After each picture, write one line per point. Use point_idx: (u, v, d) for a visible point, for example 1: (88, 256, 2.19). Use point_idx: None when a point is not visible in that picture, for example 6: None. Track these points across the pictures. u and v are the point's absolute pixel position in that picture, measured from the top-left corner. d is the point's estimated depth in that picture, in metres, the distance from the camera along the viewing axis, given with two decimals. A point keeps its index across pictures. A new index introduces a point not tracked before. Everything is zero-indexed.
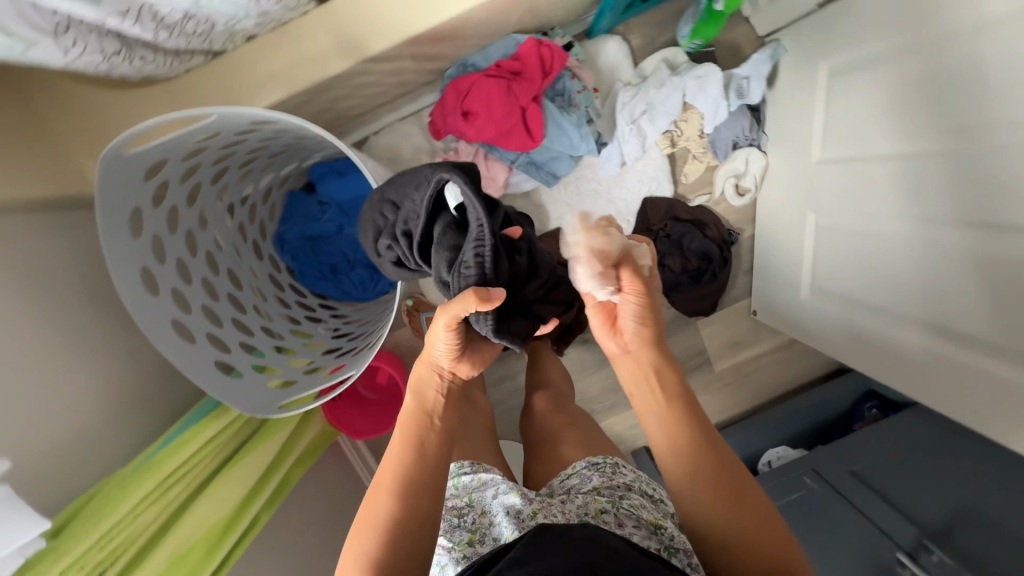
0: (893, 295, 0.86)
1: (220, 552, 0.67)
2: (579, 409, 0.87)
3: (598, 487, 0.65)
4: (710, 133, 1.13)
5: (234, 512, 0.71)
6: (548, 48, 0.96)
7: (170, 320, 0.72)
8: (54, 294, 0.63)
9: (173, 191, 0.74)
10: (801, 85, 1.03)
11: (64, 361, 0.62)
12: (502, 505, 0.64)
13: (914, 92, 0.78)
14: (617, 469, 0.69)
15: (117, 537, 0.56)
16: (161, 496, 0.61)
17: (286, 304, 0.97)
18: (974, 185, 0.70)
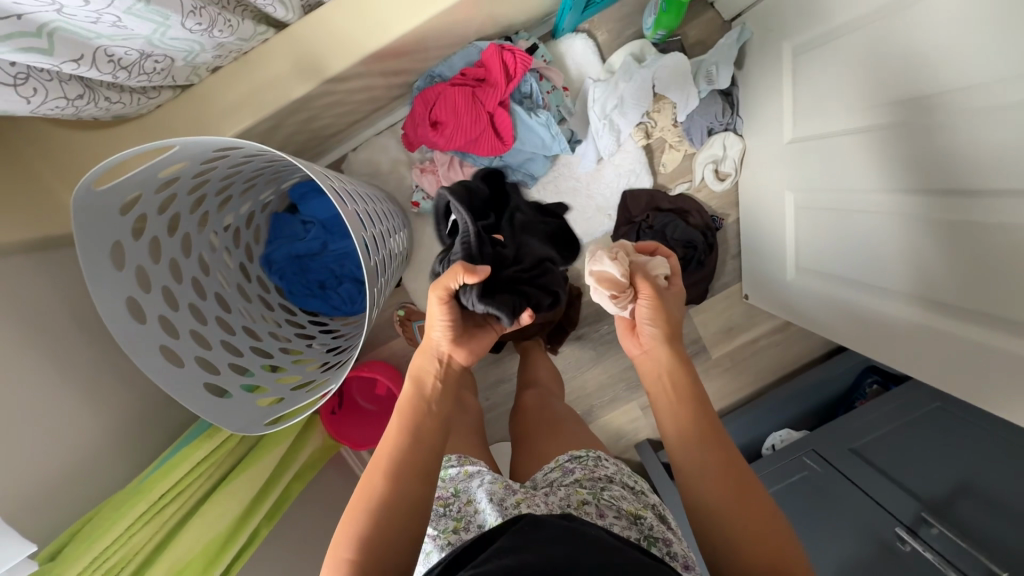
0: (873, 268, 0.85)
1: (219, 567, 0.68)
2: (564, 407, 0.87)
3: (579, 479, 0.66)
4: (683, 121, 1.14)
5: (232, 528, 0.72)
6: (511, 53, 0.97)
7: (159, 346, 0.74)
8: (45, 329, 0.66)
9: (153, 222, 0.76)
10: (769, 66, 1.03)
11: (58, 392, 0.65)
12: (486, 493, 0.65)
13: (874, 63, 0.77)
14: (598, 463, 0.70)
15: (112, 556, 0.58)
16: (156, 515, 0.63)
17: (275, 323, 0.99)
18: (939, 151, 0.69)
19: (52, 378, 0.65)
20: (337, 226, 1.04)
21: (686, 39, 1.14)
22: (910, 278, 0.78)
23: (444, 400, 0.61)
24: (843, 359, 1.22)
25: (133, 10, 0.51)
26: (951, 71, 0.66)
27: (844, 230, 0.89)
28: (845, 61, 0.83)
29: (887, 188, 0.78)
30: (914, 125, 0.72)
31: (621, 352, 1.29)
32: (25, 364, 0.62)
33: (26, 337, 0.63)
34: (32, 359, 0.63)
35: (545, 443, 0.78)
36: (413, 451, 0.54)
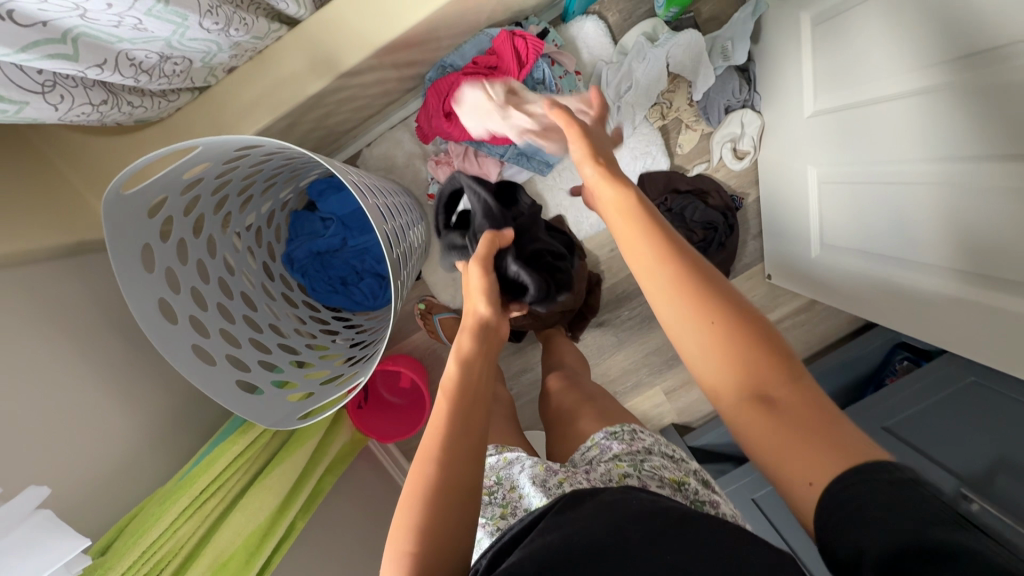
0: (903, 240, 0.83)
1: (261, 557, 0.70)
2: (592, 384, 0.87)
3: (617, 453, 0.65)
4: (699, 100, 1.11)
5: (271, 519, 0.74)
6: (522, 38, 0.96)
7: (191, 345, 0.75)
8: (81, 333, 0.68)
9: (179, 224, 0.78)
10: (786, 39, 1.01)
11: (97, 394, 0.67)
12: (528, 477, 0.66)
13: (904, 26, 0.75)
14: (635, 435, 0.69)
15: (160, 550, 0.60)
16: (198, 510, 0.65)
17: (300, 320, 1.00)
18: (976, 117, 0.67)
19: (92, 380, 0.67)
20: (356, 221, 1.05)
21: (700, 15, 1.12)
22: (945, 247, 0.76)
23: (485, 385, 0.60)
24: (871, 336, 1.20)
25: (153, 12, 0.51)
26: (991, 18, 0.63)
27: (875, 202, 0.86)
28: (869, 29, 0.81)
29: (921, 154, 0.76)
30: (950, 83, 0.69)
31: (643, 338, 1.28)
32: (66, 368, 0.64)
33: (64, 341, 0.65)
34: (72, 362, 0.65)
35: (572, 419, 0.79)
36: (460, 435, 0.53)
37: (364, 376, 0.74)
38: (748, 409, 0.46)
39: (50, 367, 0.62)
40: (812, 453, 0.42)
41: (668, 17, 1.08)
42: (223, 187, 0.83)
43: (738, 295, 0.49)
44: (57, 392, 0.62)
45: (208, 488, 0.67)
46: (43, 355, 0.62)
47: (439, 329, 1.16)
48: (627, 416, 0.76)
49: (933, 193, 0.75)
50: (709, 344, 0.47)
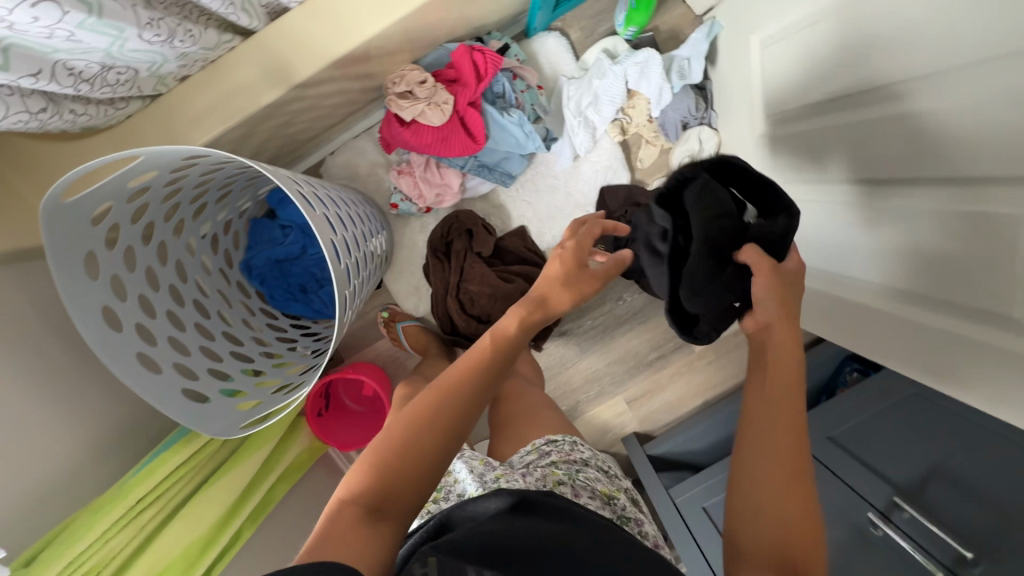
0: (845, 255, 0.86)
1: (199, 567, 0.70)
2: (539, 393, 0.89)
3: (555, 461, 0.67)
4: (657, 117, 1.14)
5: (215, 528, 0.74)
6: (481, 53, 0.98)
7: (136, 353, 0.75)
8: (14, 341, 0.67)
9: (127, 232, 0.77)
10: (739, 60, 1.04)
11: (33, 402, 0.66)
12: (465, 466, 0.69)
13: (846, 52, 0.78)
14: (574, 447, 0.72)
15: (86, 562, 0.60)
16: (132, 521, 0.65)
17: (256, 327, 1.00)
18: (909, 142, 0.70)
19: (29, 389, 0.66)
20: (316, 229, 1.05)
21: (659, 34, 1.14)
22: (885, 263, 0.79)
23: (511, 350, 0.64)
24: (824, 346, 1.23)
25: (86, 25, 0.52)
26: (921, 45, 0.66)
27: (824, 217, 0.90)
28: (818, 52, 0.84)
29: (870, 171, 0.79)
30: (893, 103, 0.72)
31: (605, 347, 1.30)
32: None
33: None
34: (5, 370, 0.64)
35: (518, 425, 0.80)
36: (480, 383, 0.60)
37: None
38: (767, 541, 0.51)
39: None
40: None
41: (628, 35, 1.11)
42: (177, 195, 0.83)
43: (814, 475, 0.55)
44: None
45: (145, 499, 0.66)
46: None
47: (402, 337, 1.15)
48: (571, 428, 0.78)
49: (877, 210, 0.79)
50: (769, 476, 0.53)
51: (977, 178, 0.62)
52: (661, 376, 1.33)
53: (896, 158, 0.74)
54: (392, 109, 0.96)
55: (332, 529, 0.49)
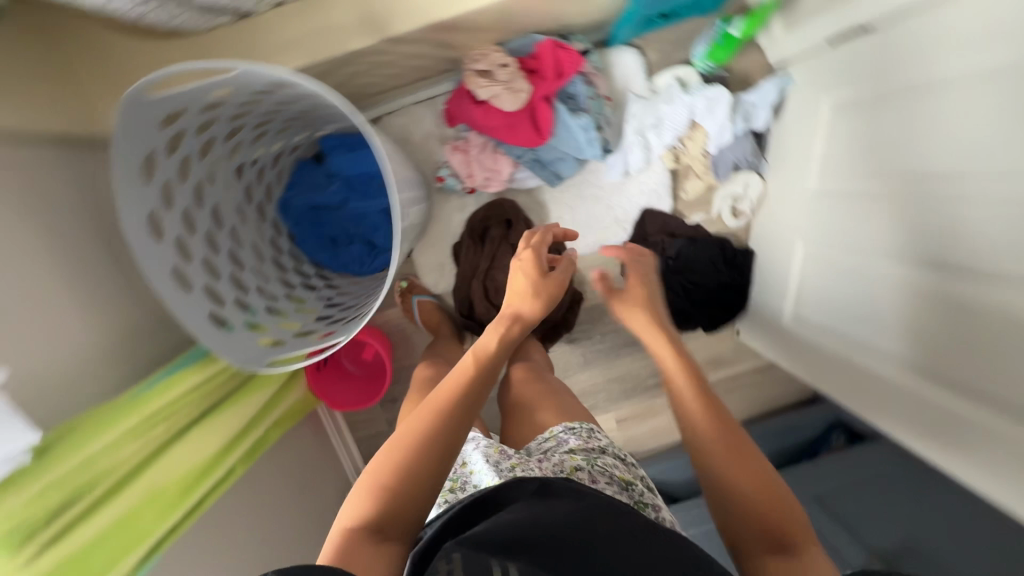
0: (870, 325, 0.89)
1: (193, 496, 0.66)
2: (556, 380, 0.90)
3: (573, 448, 0.68)
4: (713, 153, 1.16)
5: (208, 462, 0.71)
6: (565, 52, 0.98)
7: (170, 266, 0.73)
8: (54, 226, 0.65)
9: (188, 143, 0.75)
10: (807, 119, 1.05)
11: (64, 293, 0.64)
12: (481, 455, 0.70)
13: (907, 135, 0.80)
14: (591, 434, 0.73)
15: (99, 464, 0.55)
16: (142, 433, 0.61)
17: (283, 268, 0.98)
18: (949, 232, 0.73)
19: (60, 277, 0.64)
20: (361, 183, 1.05)
21: (733, 74, 1.15)
22: (901, 340, 0.83)
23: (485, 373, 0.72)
24: (817, 408, 1.26)
25: None
26: (976, 147, 0.69)
27: (848, 284, 0.93)
28: (885, 127, 0.86)
29: (899, 251, 0.82)
30: (940, 191, 0.74)
31: (607, 364, 1.31)
32: (33, 257, 0.61)
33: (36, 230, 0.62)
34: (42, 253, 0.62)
35: (531, 416, 0.80)
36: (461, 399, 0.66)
37: (344, 336, 0.73)
38: (750, 531, 0.56)
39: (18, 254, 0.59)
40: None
41: (704, 68, 1.13)
42: (242, 118, 0.82)
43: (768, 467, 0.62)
44: (23, 281, 0.59)
45: (155, 415, 0.63)
46: (13, 240, 0.59)
47: (415, 310, 1.16)
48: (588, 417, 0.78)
49: (905, 289, 0.81)
50: (728, 472, 0.61)
51: (996, 276, 0.66)
52: (655, 402, 1.34)
53: (930, 242, 0.76)
54: (467, 85, 0.97)
55: (340, 553, 0.53)
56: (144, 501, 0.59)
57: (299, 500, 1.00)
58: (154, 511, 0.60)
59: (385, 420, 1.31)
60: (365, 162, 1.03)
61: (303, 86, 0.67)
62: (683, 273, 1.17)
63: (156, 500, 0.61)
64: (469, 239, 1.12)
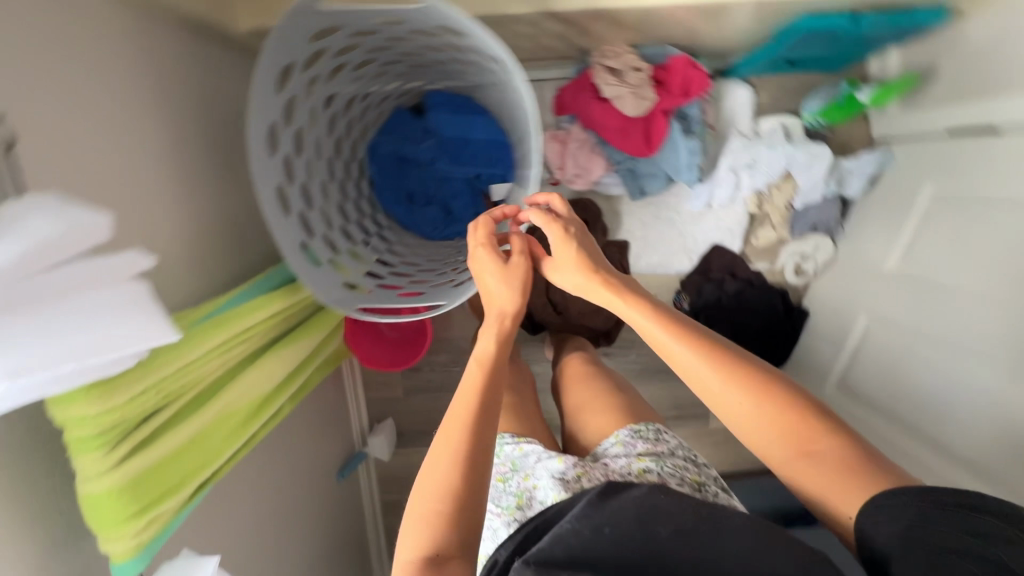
0: (923, 415, 0.90)
1: (251, 428, 0.63)
2: (611, 371, 0.89)
3: (642, 452, 0.69)
4: (797, 208, 1.16)
5: (266, 396, 0.67)
6: (697, 71, 0.96)
7: (277, 185, 0.69)
8: (152, 114, 0.62)
9: (323, 63, 0.72)
10: (900, 198, 1.06)
11: (154, 184, 0.61)
12: (548, 470, 0.68)
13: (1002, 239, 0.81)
14: (659, 436, 0.73)
15: (183, 377, 0.50)
16: (220, 352, 0.57)
17: (361, 212, 0.95)
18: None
19: (154, 167, 0.62)
20: (455, 147, 1.02)
21: (836, 136, 1.15)
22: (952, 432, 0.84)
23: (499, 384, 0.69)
24: None
25: None
26: None
27: (911, 367, 0.94)
28: (975, 227, 0.87)
29: (962, 344, 0.84)
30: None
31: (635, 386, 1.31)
32: (132, 140, 0.59)
33: (136, 114, 0.60)
34: (140, 137, 0.60)
35: (587, 418, 0.81)
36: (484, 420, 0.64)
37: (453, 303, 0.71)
38: (816, 465, 0.55)
39: (118, 133, 0.57)
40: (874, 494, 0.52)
41: (811, 122, 1.12)
42: (373, 52, 0.78)
43: (775, 371, 0.61)
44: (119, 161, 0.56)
45: (232, 336, 0.59)
46: (116, 117, 0.57)
47: None
48: (651, 413, 0.79)
49: (967, 386, 0.83)
50: (754, 406, 0.58)
51: None
52: None
53: (998, 344, 0.78)
54: (593, 78, 0.94)
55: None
56: (214, 423, 0.56)
57: (299, 441, 0.98)
58: (221, 432, 0.56)
59: (402, 386, 1.29)
60: (466, 127, 1.00)
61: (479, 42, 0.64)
62: (739, 311, 1.18)
63: (224, 423, 0.57)
64: (531, 230, 1.09)
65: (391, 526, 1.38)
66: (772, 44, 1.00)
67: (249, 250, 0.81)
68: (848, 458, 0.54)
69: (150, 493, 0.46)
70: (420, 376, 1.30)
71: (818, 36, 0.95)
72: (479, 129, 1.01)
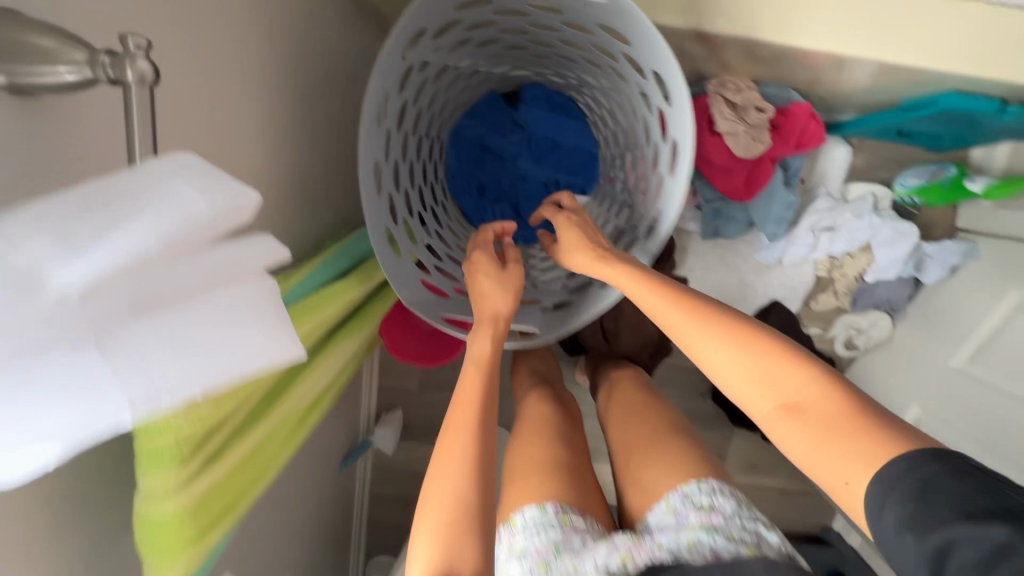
0: None
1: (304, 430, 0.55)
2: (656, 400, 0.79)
3: (696, 528, 0.57)
4: (867, 281, 1.12)
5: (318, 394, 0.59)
6: (817, 124, 0.89)
7: (377, 159, 0.62)
8: (255, 57, 0.55)
9: (452, 34, 0.65)
10: (974, 294, 1.01)
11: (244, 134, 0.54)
12: (593, 563, 0.56)
13: None
14: (713, 495, 0.60)
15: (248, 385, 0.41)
16: None
17: (436, 198, 0.87)
18: None
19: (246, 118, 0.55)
20: (543, 147, 0.95)
21: (921, 217, 1.10)
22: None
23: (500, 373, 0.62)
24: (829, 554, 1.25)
25: None
26: None
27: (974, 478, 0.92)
28: None
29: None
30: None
31: None
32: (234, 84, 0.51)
33: (238, 52, 0.53)
34: (237, 79, 0.53)
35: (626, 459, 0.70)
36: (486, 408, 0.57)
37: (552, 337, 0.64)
38: (810, 422, 0.47)
39: (219, 72, 0.50)
40: (887, 460, 0.42)
41: (901, 198, 1.08)
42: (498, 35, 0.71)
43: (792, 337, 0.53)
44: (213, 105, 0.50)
45: None
46: (217, 51, 0.49)
47: None
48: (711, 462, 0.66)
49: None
50: (739, 357, 0.51)
51: None
52: None
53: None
54: (709, 108, 0.88)
55: None
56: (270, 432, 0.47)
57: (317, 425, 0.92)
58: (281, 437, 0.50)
59: (418, 379, 1.23)
60: (560, 129, 0.93)
61: (643, 56, 0.58)
62: None
63: (279, 430, 0.49)
64: None
65: (379, 518, 1.33)
66: (896, 112, 0.95)
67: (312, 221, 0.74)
68: (852, 409, 0.46)
69: (208, 514, 0.39)
70: (441, 372, 1.23)
71: (950, 117, 0.91)
72: (572, 135, 0.94)
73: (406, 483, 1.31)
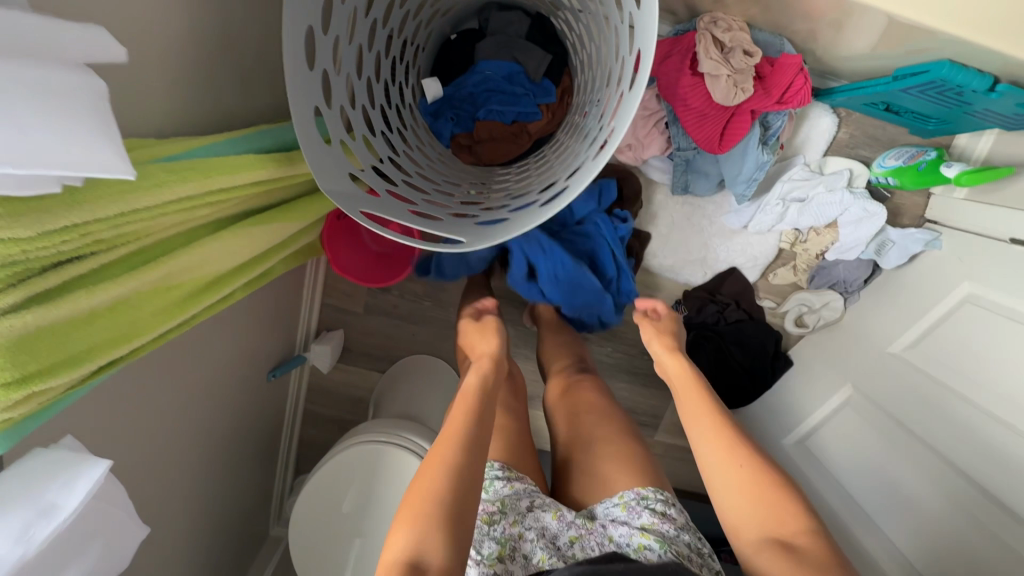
0: (891, 502, 0.87)
1: (172, 321, 0.46)
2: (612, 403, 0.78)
3: (648, 526, 0.61)
4: (827, 259, 1.09)
5: (207, 284, 0.51)
6: (804, 79, 0.86)
7: (309, 24, 0.56)
8: None
9: None
10: (938, 280, 0.95)
11: None
12: (538, 523, 0.63)
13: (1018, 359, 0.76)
14: (667, 511, 0.63)
15: (77, 241, 0.36)
16: (134, 227, 0.40)
17: (390, 101, 0.82)
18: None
19: None
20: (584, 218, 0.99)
21: (893, 201, 1.08)
22: (925, 545, 0.81)
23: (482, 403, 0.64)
24: None
25: None
26: None
27: (880, 485, 0.89)
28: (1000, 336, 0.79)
29: (962, 469, 0.79)
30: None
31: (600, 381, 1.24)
32: None
33: None
34: None
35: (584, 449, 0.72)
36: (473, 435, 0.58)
37: (476, 238, 0.59)
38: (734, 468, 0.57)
39: None
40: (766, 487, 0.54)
41: (876, 178, 1.05)
42: None
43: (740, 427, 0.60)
44: None
45: (181, 203, 0.43)
46: None
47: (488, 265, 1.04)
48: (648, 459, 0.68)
49: (984, 563, 0.72)
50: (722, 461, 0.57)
51: None
52: None
53: (996, 476, 0.74)
54: (697, 48, 0.85)
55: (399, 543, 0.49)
56: (99, 310, 0.39)
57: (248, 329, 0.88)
58: (157, 307, 0.44)
59: (363, 301, 1.20)
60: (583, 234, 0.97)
61: None
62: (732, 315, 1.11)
63: (125, 307, 0.41)
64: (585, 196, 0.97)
65: (308, 437, 1.29)
66: (884, 80, 0.88)
67: (252, 100, 0.67)
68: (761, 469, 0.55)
69: (36, 359, 0.34)
70: (386, 298, 1.20)
71: (938, 89, 0.83)
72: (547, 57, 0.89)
73: (339, 406, 1.27)
